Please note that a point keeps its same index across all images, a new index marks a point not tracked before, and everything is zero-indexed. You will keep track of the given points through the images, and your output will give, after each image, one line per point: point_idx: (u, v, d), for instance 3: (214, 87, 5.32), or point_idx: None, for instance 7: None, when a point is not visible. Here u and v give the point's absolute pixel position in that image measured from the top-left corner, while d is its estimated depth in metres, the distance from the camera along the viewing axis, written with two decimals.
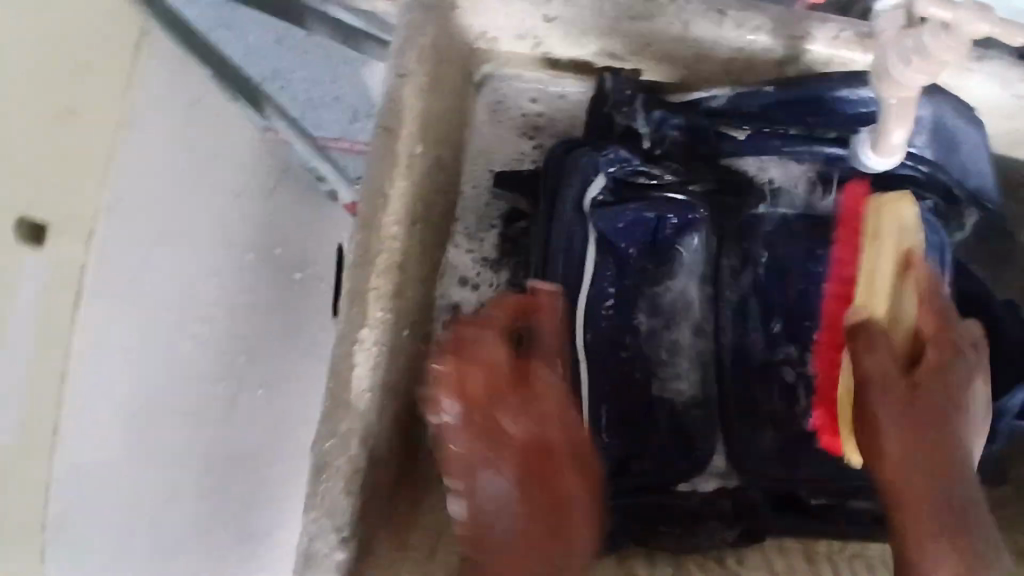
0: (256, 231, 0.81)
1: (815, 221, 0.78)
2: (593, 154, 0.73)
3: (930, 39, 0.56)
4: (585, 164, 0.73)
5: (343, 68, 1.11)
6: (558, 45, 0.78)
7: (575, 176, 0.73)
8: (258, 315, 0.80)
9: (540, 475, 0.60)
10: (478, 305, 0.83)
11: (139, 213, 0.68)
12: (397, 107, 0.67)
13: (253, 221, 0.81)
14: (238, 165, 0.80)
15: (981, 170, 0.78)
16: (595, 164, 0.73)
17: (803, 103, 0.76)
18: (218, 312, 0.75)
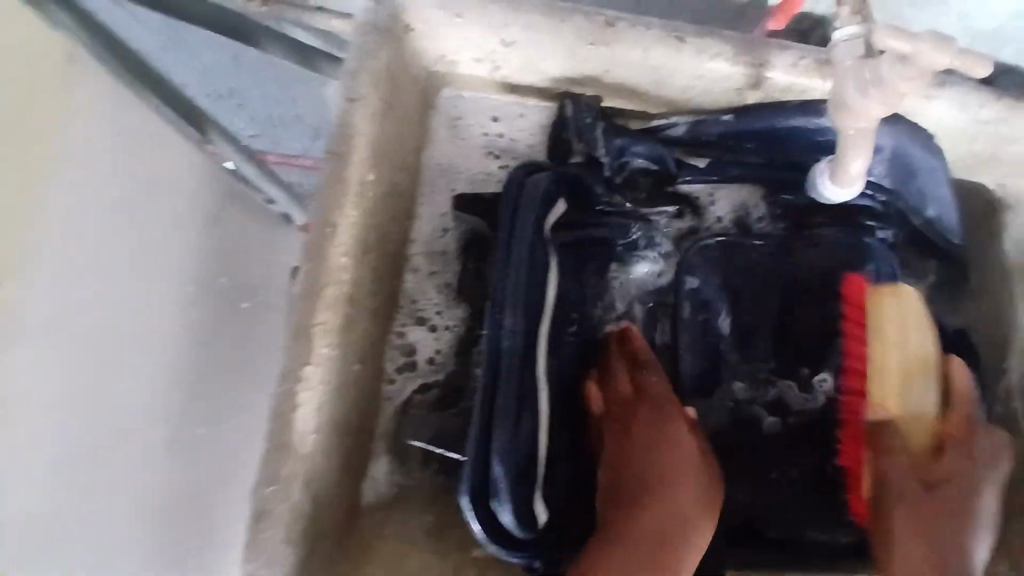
0: (202, 257, 0.91)
1: (768, 248, 0.79)
2: (556, 174, 0.73)
3: (886, 73, 0.55)
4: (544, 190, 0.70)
5: (299, 85, 1.07)
6: (514, 73, 0.78)
7: (533, 195, 0.70)
8: (209, 333, 0.88)
9: (655, 536, 0.60)
10: (433, 353, 0.79)
11: (107, 253, 0.88)
12: (346, 133, 0.65)
13: (202, 246, 0.91)
14: (158, 195, 0.91)
15: (941, 199, 0.79)
16: (558, 185, 0.73)
17: (760, 132, 0.77)
18: (174, 329, 0.87)
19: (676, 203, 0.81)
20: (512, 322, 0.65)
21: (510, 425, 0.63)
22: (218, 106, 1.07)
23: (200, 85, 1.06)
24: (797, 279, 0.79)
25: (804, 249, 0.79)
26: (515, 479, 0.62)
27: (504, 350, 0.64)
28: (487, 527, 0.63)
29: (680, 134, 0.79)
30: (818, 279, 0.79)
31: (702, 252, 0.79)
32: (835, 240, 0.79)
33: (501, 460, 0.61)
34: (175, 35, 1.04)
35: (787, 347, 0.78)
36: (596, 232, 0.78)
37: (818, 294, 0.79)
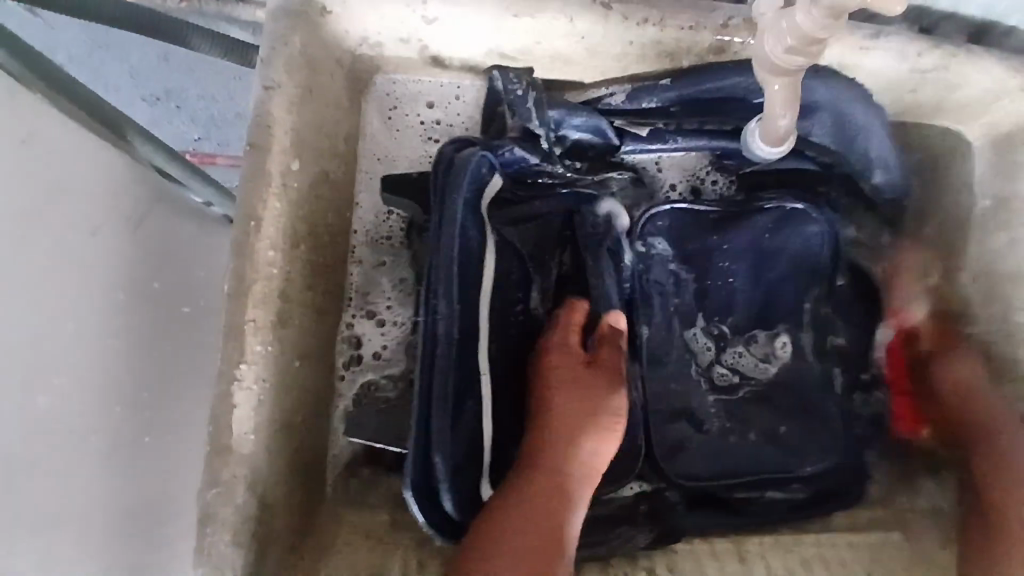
0: (128, 265, 0.74)
1: (718, 214, 0.77)
2: (481, 155, 0.69)
3: (800, 18, 0.54)
4: (473, 168, 0.68)
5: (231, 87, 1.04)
6: (443, 50, 0.76)
7: (462, 172, 0.68)
8: (135, 353, 0.73)
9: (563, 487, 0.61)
10: (379, 349, 0.78)
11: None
12: (265, 122, 0.62)
13: (123, 251, 0.74)
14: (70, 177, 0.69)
15: (884, 155, 0.79)
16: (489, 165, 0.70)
17: (696, 96, 0.76)
18: (96, 359, 0.68)
19: (620, 170, 0.80)
20: (447, 309, 0.64)
21: (448, 418, 0.63)
22: (157, 110, 1.04)
23: (137, 89, 1.04)
24: (746, 243, 0.78)
25: (745, 220, 0.77)
26: (455, 470, 0.63)
27: (441, 337, 0.63)
28: (430, 517, 0.63)
29: (617, 103, 0.78)
30: (768, 242, 0.78)
31: (650, 222, 0.78)
32: (780, 208, 0.77)
33: (442, 453, 0.62)
34: (104, 40, 1.02)
35: (736, 313, 0.79)
36: (545, 207, 0.75)
37: (768, 259, 0.78)
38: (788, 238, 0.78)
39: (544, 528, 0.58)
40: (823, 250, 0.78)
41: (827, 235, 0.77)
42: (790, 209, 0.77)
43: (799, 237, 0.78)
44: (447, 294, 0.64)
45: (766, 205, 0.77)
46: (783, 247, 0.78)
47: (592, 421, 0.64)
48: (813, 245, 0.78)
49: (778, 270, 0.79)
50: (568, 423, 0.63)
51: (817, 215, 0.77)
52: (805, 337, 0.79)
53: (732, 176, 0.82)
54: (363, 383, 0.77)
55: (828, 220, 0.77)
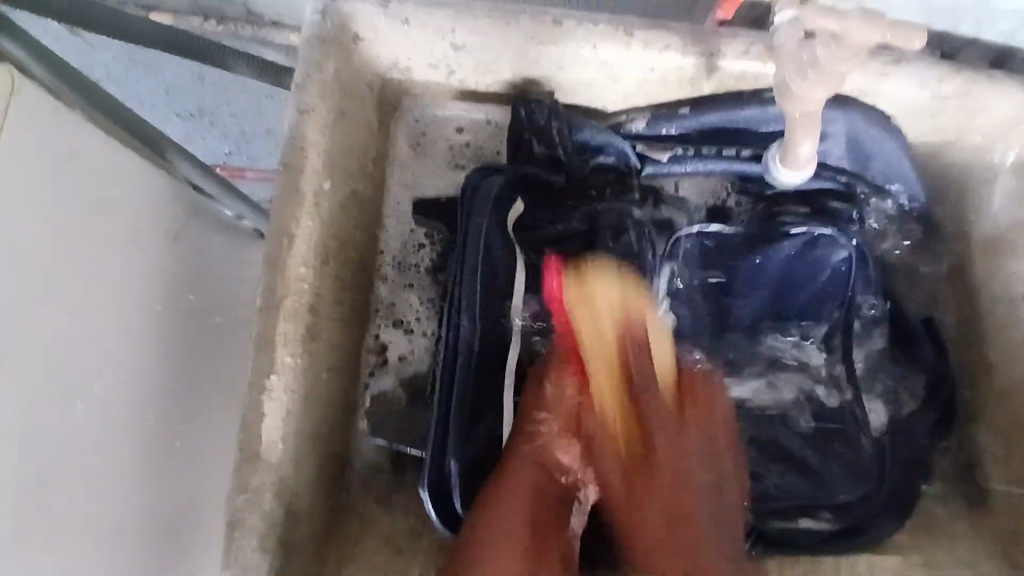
0: (166, 274, 0.78)
1: (745, 236, 0.78)
2: (506, 179, 0.75)
3: (819, 52, 0.56)
4: (497, 191, 0.74)
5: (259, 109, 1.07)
6: (470, 75, 0.79)
7: (486, 199, 0.73)
8: (166, 362, 0.76)
9: (536, 480, 0.63)
10: (406, 352, 0.80)
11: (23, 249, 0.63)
12: (299, 143, 0.65)
13: (162, 260, 0.78)
14: (128, 202, 0.76)
15: (904, 176, 0.80)
16: (511, 188, 0.75)
17: (715, 124, 0.78)
18: (137, 369, 0.72)
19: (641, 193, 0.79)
20: (469, 322, 0.70)
21: (465, 428, 0.68)
22: (190, 126, 1.09)
23: (171, 106, 1.08)
24: (774, 266, 0.78)
25: (771, 246, 0.77)
26: (467, 475, 0.67)
27: (461, 348, 0.69)
28: (441, 518, 0.68)
29: (638, 129, 0.80)
30: (795, 265, 0.78)
31: (678, 244, 0.78)
32: (808, 234, 0.77)
33: (457, 459, 0.67)
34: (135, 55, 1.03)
35: (766, 331, 0.81)
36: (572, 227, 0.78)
37: (795, 281, 0.79)
38: (816, 261, 0.78)
39: (515, 521, 0.61)
40: (852, 272, 0.78)
41: (854, 259, 0.78)
42: (819, 235, 0.76)
43: (826, 261, 0.78)
44: (469, 313, 0.70)
45: (792, 231, 0.77)
46: (812, 271, 0.78)
47: (568, 415, 0.65)
48: (841, 270, 0.78)
49: (807, 291, 0.79)
50: (543, 418, 0.66)
51: (846, 241, 0.77)
52: (838, 363, 0.80)
53: (763, 205, 0.82)
54: (388, 386, 0.79)
55: (857, 246, 0.77)
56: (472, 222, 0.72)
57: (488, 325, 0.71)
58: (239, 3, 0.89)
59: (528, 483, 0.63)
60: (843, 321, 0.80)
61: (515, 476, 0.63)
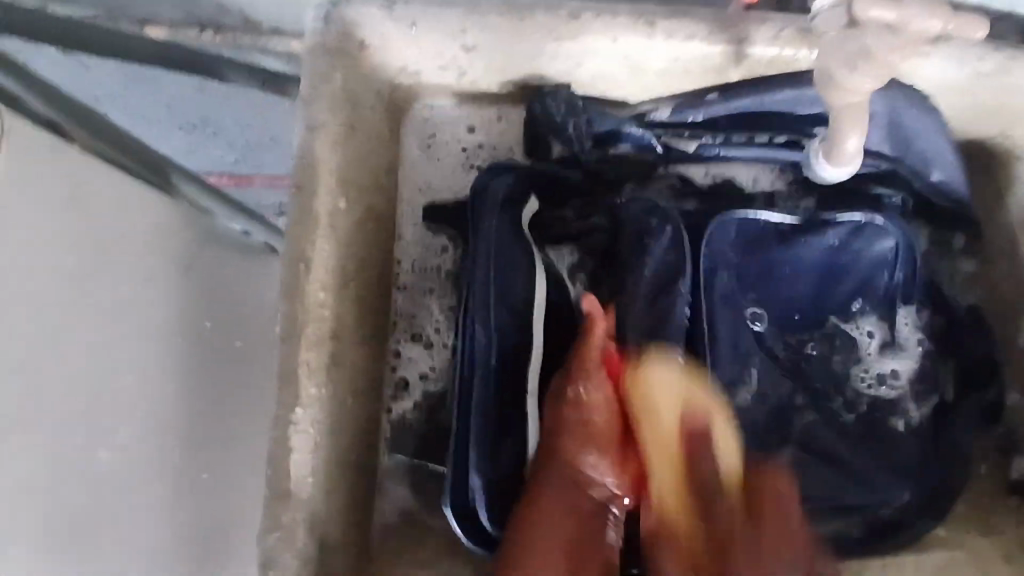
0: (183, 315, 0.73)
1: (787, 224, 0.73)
2: (514, 182, 0.73)
3: (869, 42, 0.52)
4: (508, 190, 0.72)
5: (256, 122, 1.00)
6: (482, 76, 0.75)
7: (495, 202, 0.71)
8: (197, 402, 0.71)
9: (570, 511, 0.59)
10: (426, 371, 0.77)
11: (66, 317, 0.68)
12: (310, 164, 0.62)
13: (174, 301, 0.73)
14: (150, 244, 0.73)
15: (945, 160, 0.75)
16: (521, 187, 0.73)
17: (745, 110, 0.73)
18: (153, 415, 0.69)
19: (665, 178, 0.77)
20: (484, 333, 0.67)
21: (489, 441, 0.65)
22: (194, 137, 1.05)
23: (174, 120, 1.03)
24: (818, 255, 0.74)
25: (810, 237, 0.73)
26: (492, 489, 0.64)
27: (479, 362, 0.67)
28: (470, 535, 0.65)
29: (663, 117, 0.75)
30: (841, 255, 0.74)
31: (719, 230, 0.73)
32: (854, 222, 0.73)
33: (480, 472, 0.64)
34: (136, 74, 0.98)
35: (823, 312, 0.75)
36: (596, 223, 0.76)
37: (840, 270, 0.74)
38: (856, 253, 0.74)
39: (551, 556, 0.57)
40: (896, 263, 0.74)
41: (901, 250, 0.74)
42: (863, 223, 0.73)
43: (870, 249, 0.74)
44: (483, 328, 0.67)
45: (835, 219, 0.73)
46: (849, 266, 0.74)
47: (574, 437, 0.61)
48: (883, 259, 0.74)
49: (850, 283, 0.75)
50: (550, 441, 0.62)
51: (891, 229, 0.73)
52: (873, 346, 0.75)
53: (818, 194, 0.77)
54: (412, 405, 0.76)
55: (902, 233, 0.73)
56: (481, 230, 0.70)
57: (510, 336, 0.67)
58: (234, 12, 0.85)
59: (566, 516, 0.59)
60: (883, 310, 0.75)
61: (549, 506, 0.59)
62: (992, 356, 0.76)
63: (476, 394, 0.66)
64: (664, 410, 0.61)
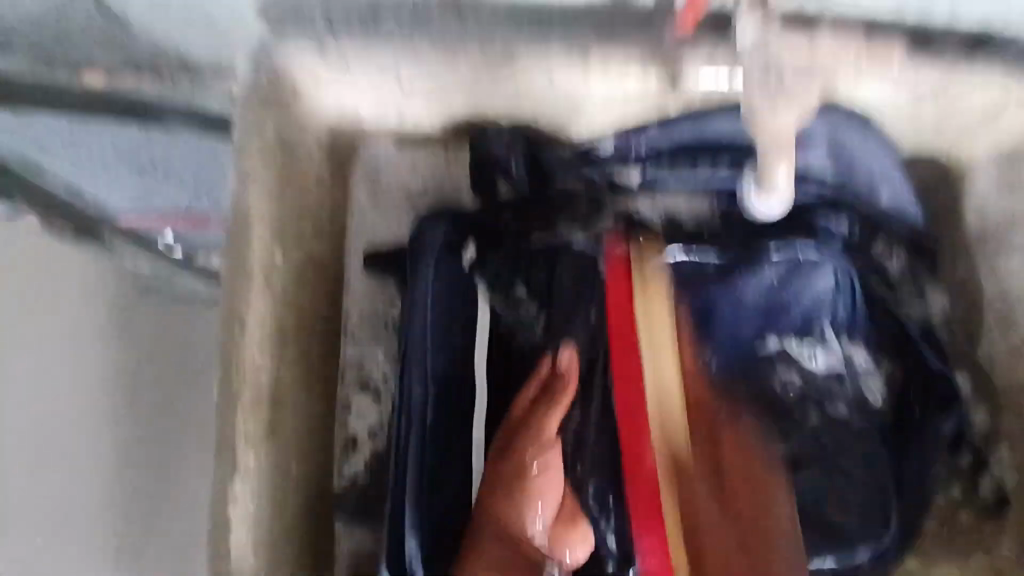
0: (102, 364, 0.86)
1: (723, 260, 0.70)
2: (449, 224, 0.72)
3: (789, 80, 0.56)
4: (441, 242, 0.71)
5: (200, 161, 0.88)
6: (420, 112, 0.74)
7: (427, 253, 0.70)
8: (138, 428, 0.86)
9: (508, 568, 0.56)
10: (372, 429, 0.72)
11: None
12: (240, 222, 0.60)
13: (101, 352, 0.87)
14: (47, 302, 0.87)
15: (893, 182, 0.75)
16: (459, 230, 0.72)
17: (685, 140, 0.73)
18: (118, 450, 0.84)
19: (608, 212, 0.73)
20: (421, 391, 0.66)
21: (425, 498, 0.63)
22: (145, 180, 0.90)
23: (124, 164, 0.88)
24: (759, 300, 0.71)
25: (751, 272, 0.70)
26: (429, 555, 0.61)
27: (416, 411, 0.65)
28: None
29: (607, 146, 0.74)
30: (781, 293, 0.71)
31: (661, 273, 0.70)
32: (791, 259, 0.70)
33: (413, 537, 0.61)
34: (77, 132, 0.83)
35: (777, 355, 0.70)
36: (519, 261, 0.73)
37: (785, 310, 0.71)
38: (798, 290, 0.71)
39: None
40: (835, 300, 0.72)
41: (840, 285, 0.72)
42: (799, 259, 0.70)
43: (809, 288, 0.71)
44: (421, 379, 0.66)
45: (774, 255, 0.70)
46: (794, 301, 0.71)
47: (514, 485, 0.59)
48: (824, 295, 0.71)
49: (794, 321, 0.71)
50: (488, 490, 0.60)
51: (829, 262, 0.71)
52: (840, 374, 0.71)
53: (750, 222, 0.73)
54: (361, 465, 0.71)
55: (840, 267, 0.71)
56: (419, 276, 0.69)
57: (448, 386, 0.67)
58: None
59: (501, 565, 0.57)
60: (830, 339, 0.72)
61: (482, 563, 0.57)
62: (947, 373, 0.72)
63: (410, 451, 0.64)
64: (660, 329, 0.64)
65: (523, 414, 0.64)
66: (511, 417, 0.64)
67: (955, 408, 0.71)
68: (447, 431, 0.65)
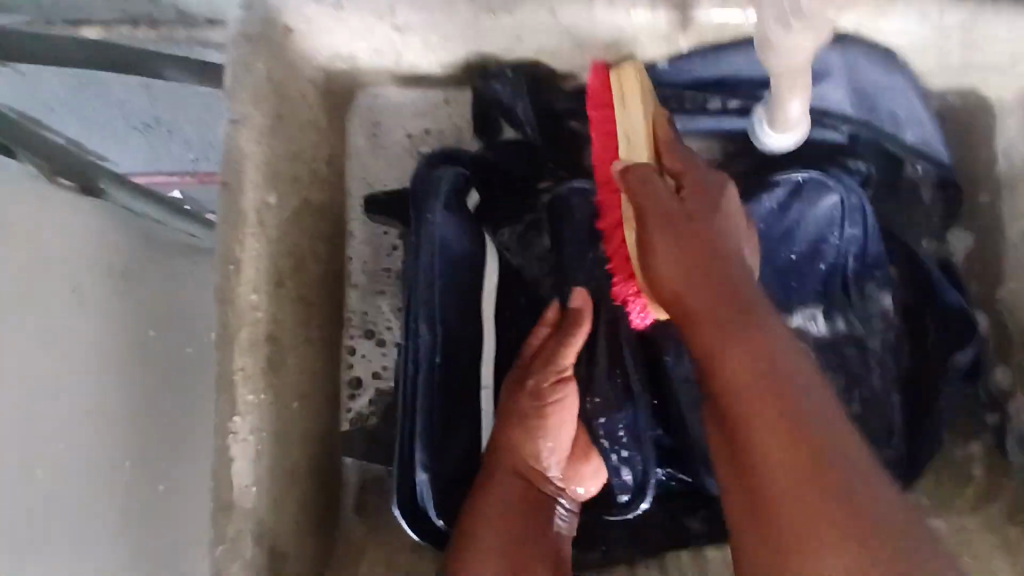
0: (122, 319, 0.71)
1: None
2: (456, 170, 0.69)
3: (804, 1, 0.48)
4: (450, 181, 0.68)
5: (201, 109, 0.95)
6: (419, 56, 0.71)
7: (433, 198, 0.66)
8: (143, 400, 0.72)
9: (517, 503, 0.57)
10: (380, 368, 0.75)
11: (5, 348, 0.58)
12: (234, 162, 0.59)
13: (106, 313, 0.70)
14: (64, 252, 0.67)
15: (919, 119, 0.71)
16: (465, 179, 0.69)
17: (695, 77, 0.70)
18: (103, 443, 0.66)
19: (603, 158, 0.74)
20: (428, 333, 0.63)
21: (438, 436, 0.63)
22: (153, 139, 1.00)
23: (127, 123, 0.97)
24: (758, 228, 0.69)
25: (752, 201, 0.68)
26: (441, 486, 0.63)
27: (423, 356, 0.63)
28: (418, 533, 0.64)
29: None
30: (781, 220, 0.69)
31: None
32: (792, 181, 0.68)
33: (425, 471, 0.61)
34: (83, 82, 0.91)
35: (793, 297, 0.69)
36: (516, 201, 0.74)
37: (785, 238, 0.69)
38: (798, 217, 0.69)
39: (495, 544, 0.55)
40: (866, 240, 0.69)
41: (850, 207, 0.68)
42: (802, 181, 0.68)
43: (813, 212, 0.69)
44: (427, 320, 0.63)
45: (778, 179, 0.68)
46: (794, 229, 0.69)
47: (530, 426, 0.59)
48: (830, 219, 0.69)
49: (794, 250, 0.70)
50: (505, 426, 0.60)
51: (835, 184, 0.68)
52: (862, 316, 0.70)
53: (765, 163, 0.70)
54: (369, 402, 0.75)
55: (846, 186, 0.68)
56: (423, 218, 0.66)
57: (454, 329, 0.65)
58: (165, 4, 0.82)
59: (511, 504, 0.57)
60: (856, 284, 0.70)
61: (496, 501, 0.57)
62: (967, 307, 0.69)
63: (422, 398, 0.62)
64: (632, 107, 0.61)
65: (538, 347, 0.63)
66: (527, 351, 0.64)
67: (974, 340, 0.69)
68: (454, 372, 0.64)
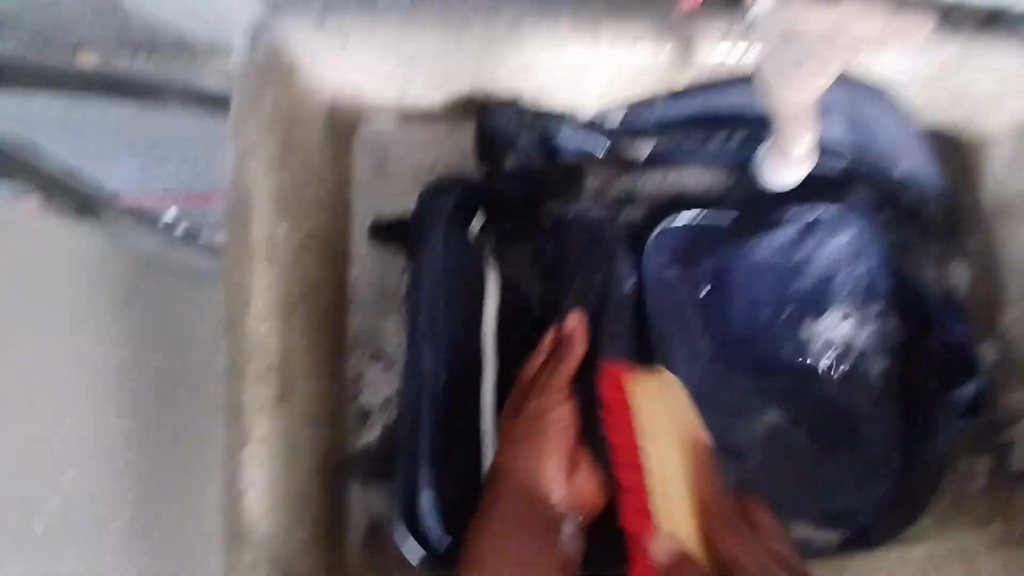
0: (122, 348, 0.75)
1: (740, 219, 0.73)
2: (461, 195, 0.70)
3: (807, 50, 0.56)
4: (452, 207, 0.70)
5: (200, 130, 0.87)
6: (423, 85, 0.72)
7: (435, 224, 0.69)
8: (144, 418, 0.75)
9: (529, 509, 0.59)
10: (386, 394, 0.75)
11: None
12: (245, 197, 0.60)
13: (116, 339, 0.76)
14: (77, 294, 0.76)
15: (912, 154, 0.71)
16: (467, 205, 0.71)
17: (695, 112, 0.70)
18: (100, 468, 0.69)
19: (612, 190, 0.74)
20: (433, 357, 0.65)
21: (442, 454, 0.65)
22: (145, 158, 0.87)
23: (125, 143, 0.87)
24: (767, 260, 0.73)
25: (765, 235, 0.73)
26: (444, 502, 0.65)
27: (428, 380, 0.64)
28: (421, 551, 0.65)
29: (614, 124, 0.72)
30: (793, 254, 0.73)
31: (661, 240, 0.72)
32: (804, 220, 0.73)
33: (429, 487, 0.63)
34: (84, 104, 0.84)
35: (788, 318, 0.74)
36: (522, 230, 0.74)
37: (796, 272, 0.74)
38: (810, 252, 0.74)
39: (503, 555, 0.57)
40: (864, 272, 0.74)
41: (858, 247, 0.74)
42: (813, 220, 0.73)
43: (824, 247, 0.74)
44: (432, 348, 0.65)
45: (789, 217, 0.73)
46: (805, 264, 0.74)
47: (534, 441, 0.62)
48: (839, 256, 0.74)
49: (805, 281, 0.74)
50: (506, 440, 0.63)
51: (846, 223, 0.73)
52: (843, 333, 0.74)
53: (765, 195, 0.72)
54: (378, 429, 0.74)
55: (857, 227, 0.73)
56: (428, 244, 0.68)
57: (459, 355, 0.67)
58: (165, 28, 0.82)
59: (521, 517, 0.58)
60: (844, 306, 0.74)
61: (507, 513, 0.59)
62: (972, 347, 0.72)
63: (426, 413, 0.65)
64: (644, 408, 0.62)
65: (534, 373, 0.67)
66: (523, 375, 0.68)
67: (977, 374, 0.72)
68: (459, 394, 0.67)
